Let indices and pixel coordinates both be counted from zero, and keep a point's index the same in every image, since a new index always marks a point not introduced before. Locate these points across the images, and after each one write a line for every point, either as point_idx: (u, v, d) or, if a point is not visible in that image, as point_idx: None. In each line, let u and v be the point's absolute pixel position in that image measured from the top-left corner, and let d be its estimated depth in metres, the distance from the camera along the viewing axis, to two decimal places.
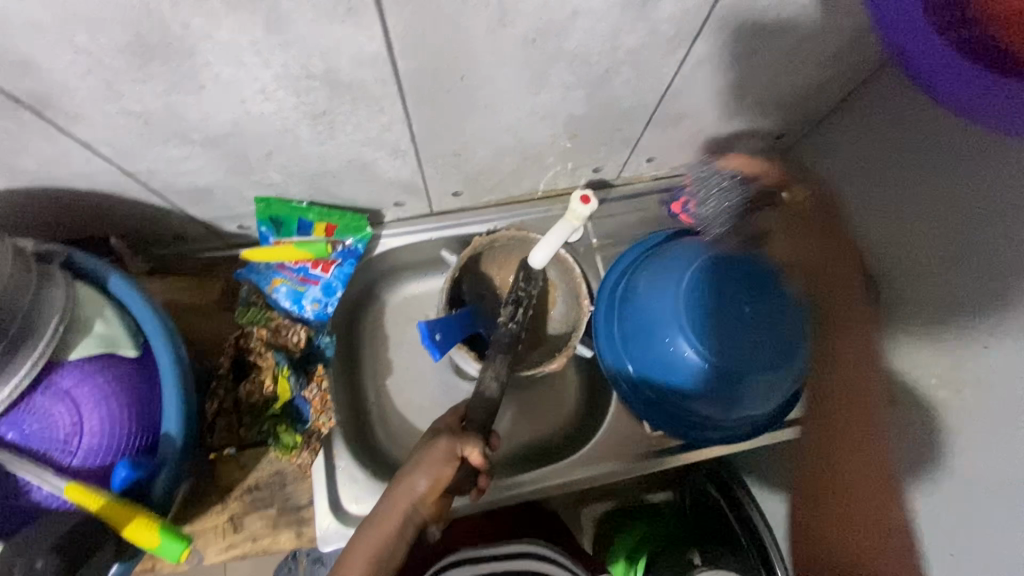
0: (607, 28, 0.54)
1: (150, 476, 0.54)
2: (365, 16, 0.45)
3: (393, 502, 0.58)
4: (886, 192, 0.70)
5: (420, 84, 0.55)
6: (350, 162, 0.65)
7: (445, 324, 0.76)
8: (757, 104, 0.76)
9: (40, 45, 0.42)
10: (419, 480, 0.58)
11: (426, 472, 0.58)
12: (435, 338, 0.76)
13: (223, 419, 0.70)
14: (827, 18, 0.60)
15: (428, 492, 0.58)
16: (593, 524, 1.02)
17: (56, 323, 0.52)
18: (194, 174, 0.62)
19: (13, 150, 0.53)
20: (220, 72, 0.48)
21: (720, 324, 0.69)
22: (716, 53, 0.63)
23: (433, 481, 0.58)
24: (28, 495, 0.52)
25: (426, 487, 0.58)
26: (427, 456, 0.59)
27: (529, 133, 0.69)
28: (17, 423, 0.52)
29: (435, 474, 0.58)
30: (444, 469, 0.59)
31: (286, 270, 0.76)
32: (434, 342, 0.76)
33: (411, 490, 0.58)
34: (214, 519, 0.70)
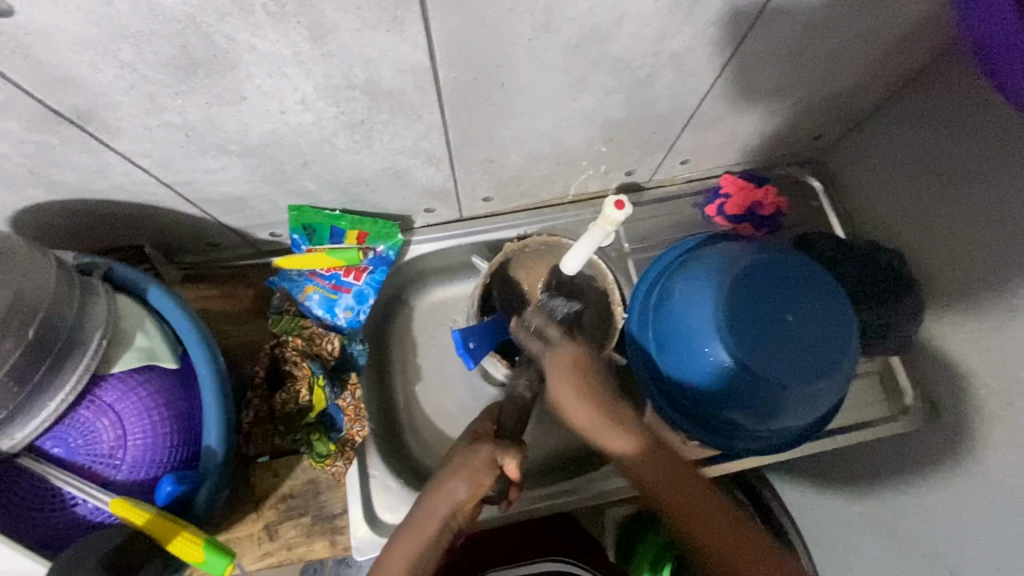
0: (652, 32, 0.53)
1: (194, 489, 0.55)
2: (410, 25, 0.44)
3: (435, 498, 0.56)
4: (941, 193, 0.70)
5: (460, 92, 0.54)
6: (384, 169, 0.65)
7: (478, 331, 0.75)
8: (797, 106, 0.73)
9: (86, 61, 0.42)
10: (459, 488, 0.56)
11: (468, 480, 0.56)
12: (469, 346, 0.75)
13: (258, 429, 0.69)
14: (879, 16, 0.58)
15: (466, 501, 0.56)
16: (615, 526, 0.89)
17: (99, 335, 0.52)
18: (230, 185, 0.62)
19: (54, 164, 0.53)
20: (261, 84, 0.47)
21: (758, 332, 0.69)
22: (762, 54, 0.60)
23: (472, 489, 0.56)
24: (72, 509, 0.53)
25: (465, 496, 0.56)
26: (467, 463, 0.57)
27: (565, 138, 0.68)
28: (62, 437, 0.53)
29: (475, 483, 0.56)
30: (483, 479, 0.56)
31: (318, 278, 0.76)
32: (468, 350, 0.75)
33: (450, 497, 0.56)
34: (250, 527, 0.70)
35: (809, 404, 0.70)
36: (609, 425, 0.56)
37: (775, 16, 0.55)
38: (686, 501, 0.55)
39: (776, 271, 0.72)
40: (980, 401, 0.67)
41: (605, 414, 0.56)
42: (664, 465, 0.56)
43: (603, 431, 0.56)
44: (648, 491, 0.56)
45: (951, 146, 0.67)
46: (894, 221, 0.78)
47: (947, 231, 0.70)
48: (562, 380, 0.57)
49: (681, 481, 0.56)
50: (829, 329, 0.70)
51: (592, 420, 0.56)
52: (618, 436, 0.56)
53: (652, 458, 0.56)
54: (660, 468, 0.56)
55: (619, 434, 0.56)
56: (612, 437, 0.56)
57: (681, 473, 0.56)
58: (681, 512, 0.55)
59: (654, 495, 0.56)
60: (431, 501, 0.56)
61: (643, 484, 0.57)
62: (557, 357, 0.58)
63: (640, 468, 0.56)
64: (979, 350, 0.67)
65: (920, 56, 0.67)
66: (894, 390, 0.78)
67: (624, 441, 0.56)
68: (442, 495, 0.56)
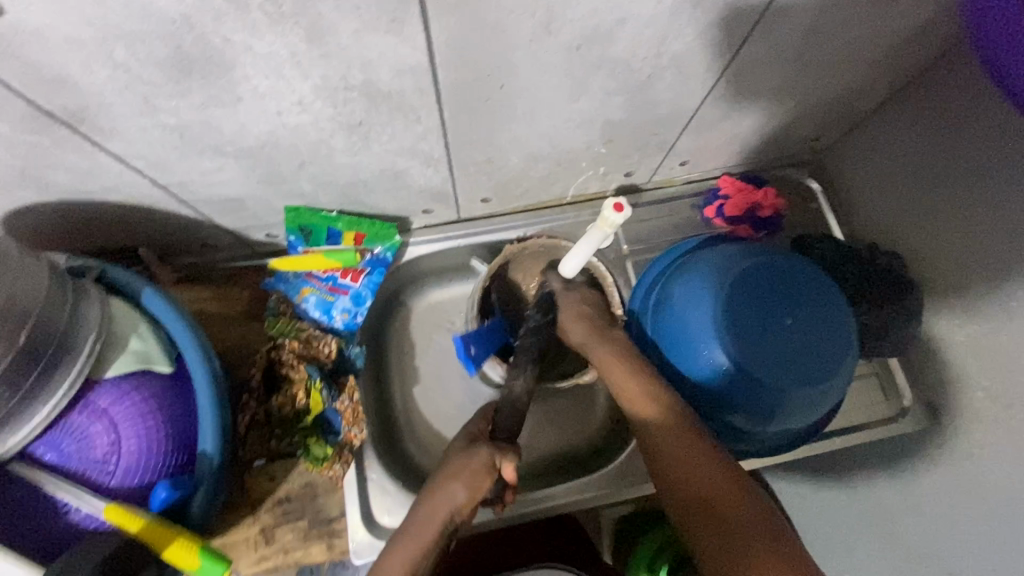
0: (655, 34, 0.52)
1: (189, 495, 0.54)
2: (410, 26, 0.43)
3: (434, 500, 0.55)
4: (941, 196, 0.69)
5: (460, 93, 0.53)
6: (382, 171, 0.64)
7: (477, 336, 0.76)
8: (797, 107, 0.73)
9: (78, 61, 0.41)
10: (459, 492, 0.55)
11: (467, 483, 0.55)
12: (469, 351, 0.75)
13: (254, 433, 0.70)
14: (880, 19, 0.58)
15: (465, 507, 0.55)
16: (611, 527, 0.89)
17: (93, 340, 0.52)
18: (226, 186, 0.61)
19: (47, 165, 0.53)
20: (258, 84, 0.46)
21: (758, 334, 0.69)
22: (763, 56, 0.60)
23: (472, 493, 0.55)
24: (65, 517, 0.52)
25: (465, 501, 0.55)
26: (467, 466, 0.57)
27: (564, 140, 0.67)
28: (54, 443, 0.52)
29: (475, 487, 0.56)
30: (482, 482, 0.56)
31: (315, 279, 0.75)
32: (470, 356, 0.76)
33: (449, 500, 0.55)
34: (246, 531, 0.69)
35: (806, 408, 0.70)
36: (605, 350, 0.64)
37: (776, 18, 0.54)
38: (683, 442, 0.57)
39: (775, 275, 0.71)
40: (977, 404, 0.67)
41: (597, 338, 0.67)
42: (665, 408, 0.59)
43: (593, 352, 0.66)
44: (648, 433, 0.59)
45: (951, 149, 0.67)
46: (893, 223, 0.78)
47: (947, 235, 0.70)
48: (565, 309, 0.70)
49: (678, 423, 0.58)
50: (828, 332, 0.70)
51: (584, 337, 0.67)
52: (612, 365, 0.63)
53: (651, 396, 0.60)
54: (657, 407, 0.59)
55: (615, 364, 0.63)
56: (610, 368, 0.63)
57: (682, 416, 0.58)
58: (676, 452, 0.56)
59: (652, 435, 0.59)
60: (430, 502, 0.55)
61: (643, 428, 0.60)
62: (568, 293, 0.71)
63: (640, 407, 0.60)
64: (978, 353, 0.67)
65: (920, 58, 0.67)
66: (892, 393, 0.79)
67: (622, 373, 0.62)
68: (441, 494, 0.55)
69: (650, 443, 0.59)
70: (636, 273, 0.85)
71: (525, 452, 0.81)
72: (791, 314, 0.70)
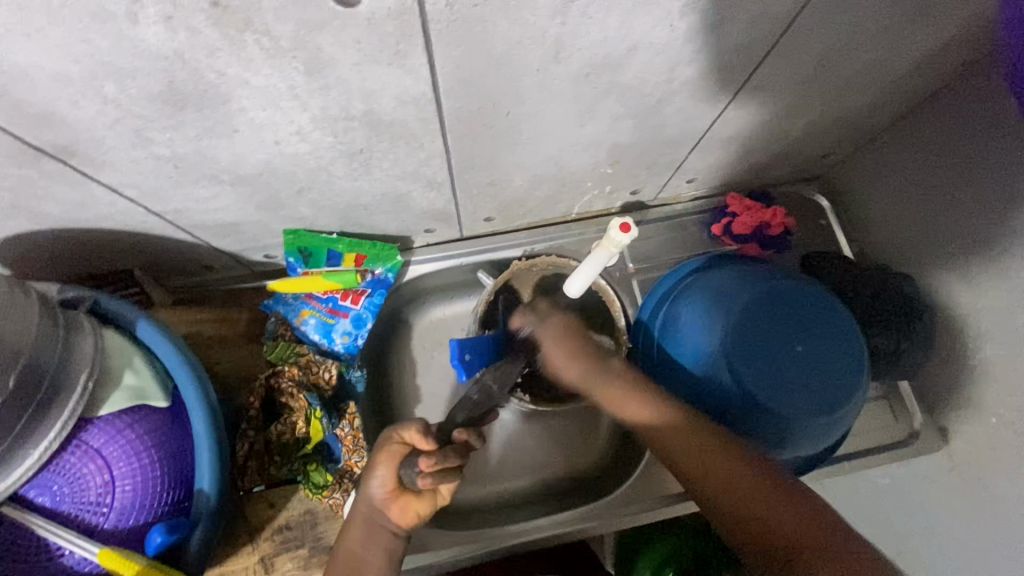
0: (666, 61, 0.51)
1: (186, 536, 0.53)
2: (413, 58, 0.42)
3: (354, 528, 0.57)
4: (959, 218, 0.67)
5: (463, 120, 0.51)
6: (384, 195, 0.62)
7: (474, 342, 0.71)
8: (809, 126, 0.71)
9: (66, 97, 0.39)
10: (374, 477, 0.55)
11: (370, 467, 0.55)
12: (464, 357, 0.70)
13: (253, 462, 0.67)
14: (893, 43, 0.56)
15: (383, 490, 0.54)
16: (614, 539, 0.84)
17: (85, 378, 0.50)
18: (223, 212, 0.59)
19: (37, 196, 0.51)
20: (255, 116, 0.45)
21: (767, 361, 0.67)
22: (776, 79, 0.58)
23: (387, 477, 0.54)
24: (59, 560, 0.51)
25: (381, 484, 0.54)
26: (376, 452, 0.56)
27: (571, 161, 0.65)
28: (45, 486, 0.51)
29: (388, 469, 0.54)
30: (394, 465, 0.54)
31: (314, 301, 0.74)
32: (464, 361, 0.70)
33: (370, 489, 0.55)
34: (245, 560, 0.67)
35: (815, 437, 0.68)
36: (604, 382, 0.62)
37: (792, 43, 0.53)
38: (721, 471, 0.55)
39: (782, 298, 0.70)
40: (992, 431, 0.66)
41: (596, 376, 0.62)
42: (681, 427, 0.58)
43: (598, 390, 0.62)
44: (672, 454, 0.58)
45: (965, 172, 0.66)
46: (904, 242, 0.76)
47: (960, 258, 0.68)
48: (556, 349, 0.64)
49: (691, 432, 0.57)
50: (838, 359, 0.68)
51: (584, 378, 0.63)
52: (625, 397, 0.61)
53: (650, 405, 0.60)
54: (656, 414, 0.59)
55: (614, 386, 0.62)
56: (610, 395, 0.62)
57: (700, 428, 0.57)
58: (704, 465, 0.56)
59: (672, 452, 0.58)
60: (351, 530, 0.57)
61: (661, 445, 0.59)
62: (549, 330, 0.65)
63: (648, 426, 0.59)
64: (991, 380, 0.66)
65: (936, 78, 0.65)
66: (902, 413, 0.77)
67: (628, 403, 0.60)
68: (361, 521, 0.57)
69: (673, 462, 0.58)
70: (642, 292, 0.82)
71: (528, 474, 0.80)
72: (801, 340, 0.68)
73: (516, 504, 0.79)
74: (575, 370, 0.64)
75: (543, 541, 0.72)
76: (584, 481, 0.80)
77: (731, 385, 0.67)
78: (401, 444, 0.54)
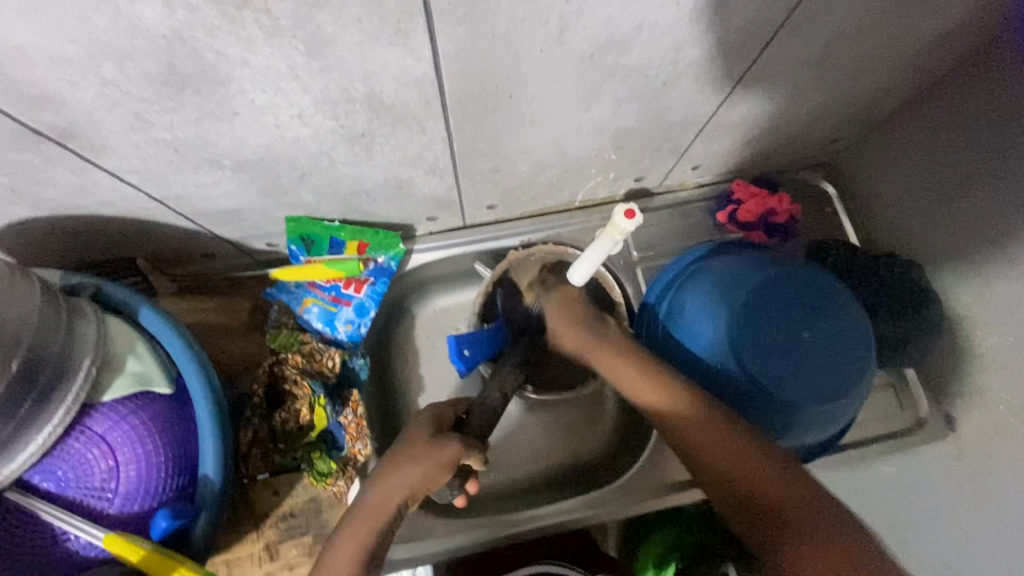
0: (672, 42, 0.50)
1: (191, 522, 0.53)
2: (414, 38, 0.41)
3: (366, 522, 0.52)
4: (967, 203, 0.67)
5: (465, 103, 0.51)
6: (386, 181, 0.62)
7: (475, 339, 0.73)
8: (816, 111, 0.70)
9: (64, 79, 0.39)
10: (415, 475, 0.53)
11: (423, 472, 0.53)
12: (464, 353, 0.72)
13: (257, 449, 0.68)
14: (903, 24, 0.55)
15: (421, 493, 0.54)
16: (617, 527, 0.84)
17: (89, 363, 0.50)
18: (224, 198, 0.59)
19: (38, 182, 0.51)
20: (255, 99, 0.44)
21: (775, 350, 0.67)
22: (784, 61, 0.57)
23: (430, 480, 0.54)
24: (65, 544, 0.52)
25: (420, 485, 0.54)
26: (428, 453, 0.54)
27: (574, 147, 0.65)
28: (50, 471, 0.51)
29: (435, 475, 0.54)
30: (445, 475, 0.54)
31: (317, 289, 0.73)
32: (463, 357, 0.72)
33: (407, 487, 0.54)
34: (250, 547, 0.67)
35: (820, 424, 0.68)
36: (605, 353, 0.63)
37: (800, 23, 0.52)
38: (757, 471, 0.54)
39: (790, 286, 0.69)
40: (999, 418, 0.65)
41: (596, 346, 0.64)
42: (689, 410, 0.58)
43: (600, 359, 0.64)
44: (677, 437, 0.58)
45: (976, 156, 0.64)
46: (911, 228, 0.75)
47: (969, 244, 0.67)
48: (558, 316, 0.68)
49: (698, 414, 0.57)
50: (846, 347, 0.68)
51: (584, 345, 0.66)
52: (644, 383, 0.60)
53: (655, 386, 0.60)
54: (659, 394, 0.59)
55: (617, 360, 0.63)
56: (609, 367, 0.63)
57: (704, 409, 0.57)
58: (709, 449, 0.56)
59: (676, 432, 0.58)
60: (359, 525, 0.52)
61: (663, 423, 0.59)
62: (553, 298, 0.69)
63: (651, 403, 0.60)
64: (1000, 368, 0.65)
65: (947, 60, 0.64)
66: (908, 401, 0.76)
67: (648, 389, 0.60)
68: (374, 514, 0.53)
69: (678, 444, 0.58)
70: (646, 280, 0.82)
71: (532, 462, 0.80)
72: (809, 327, 0.67)
73: (521, 492, 0.79)
74: (575, 336, 0.66)
75: (546, 529, 0.72)
76: (587, 469, 0.80)
77: (737, 374, 0.66)
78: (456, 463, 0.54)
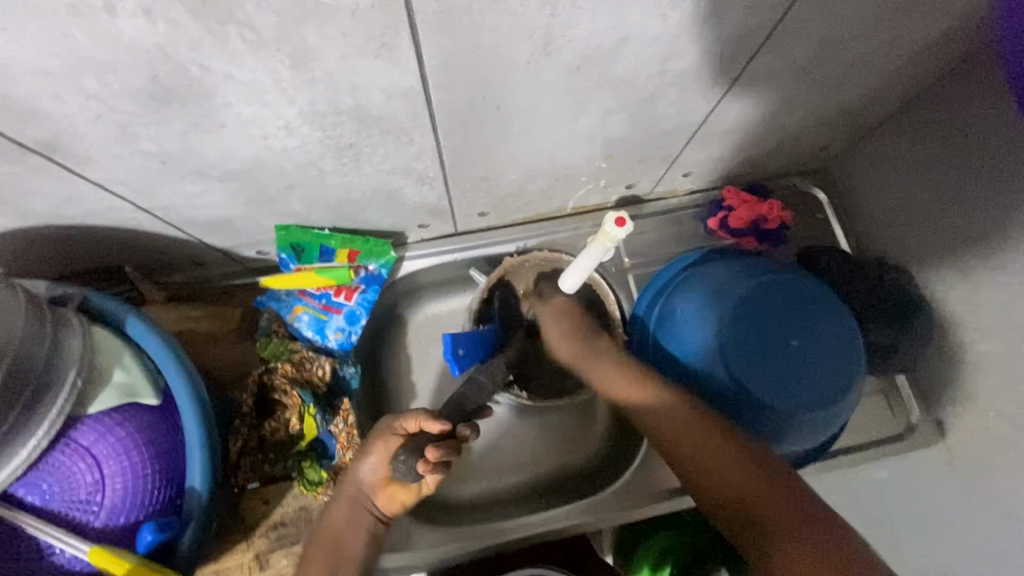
0: (659, 52, 0.50)
1: (177, 534, 0.53)
2: (400, 51, 0.41)
3: (339, 506, 0.57)
4: (955, 211, 0.67)
5: (452, 113, 0.51)
6: (375, 190, 0.62)
7: (469, 339, 0.73)
8: (805, 119, 0.70)
9: (47, 92, 0.39)
10: (367, 462, 0.57)
11: (367, 454, 0.57)
12: (458, 352, 0.72)
13: (246, 459, 0.67)
14: (889, 34, 0.56)
15: (375, 477, 0.56)
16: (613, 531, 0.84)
17: (74, 375, 0.50)
18: (213, 208, 0.59)
19: (23, 193, 0.50)
20: (241, 111, 0.44)
21: (764, 358, 0.67)
22: (771, 71, 0.58)
23: (380, 465, 0.56)
24: (50, 558, 0.51)
25: (373, 471, 0.56)
26: (371, 440, 0.57)
27: (564, 155, 0.65)
28: (35, 485, 0.51)
29: (381, 457, 0.56)
30: (386, 451, 0.56)
31: (308, 298, 0.73)
32: (455, 355, 0.72)
33: (359, 473, 0.57)
34: (240, 557, 0.67)
35: (810, 432, 0.68)
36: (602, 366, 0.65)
37: (787, 34, 0.52)
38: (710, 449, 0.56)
39: (780, 293, 0.69)
40: (989, 425, 0.65)
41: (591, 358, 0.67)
42: (689, 421, 0.58)
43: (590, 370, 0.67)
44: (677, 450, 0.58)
45: (963, 164, 0.65)
46: (901, 235, 0.76)
47: (957, 252, 0.68)
48: (554, 326, 0.69)
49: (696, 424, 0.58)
50: (835, 355, 0.68)
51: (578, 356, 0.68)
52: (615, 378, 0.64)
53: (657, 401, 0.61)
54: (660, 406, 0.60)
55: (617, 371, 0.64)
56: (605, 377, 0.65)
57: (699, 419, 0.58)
58: (708, 458, 0.56)
59: (675, 445, 0.58)
60: (336, 506, 0.58)
61: (660, 433, 0.60)
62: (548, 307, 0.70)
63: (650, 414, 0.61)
64: (989, 374, 0.65)
65: (935, 69, 0.64)
66: (899, 407, 0.76)
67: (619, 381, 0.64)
68: (346, 499, 0.57)
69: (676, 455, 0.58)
70: (638, 287, 0.82)
71: (523, 469, 0.80)
72: (798, 335, 0.68)
73: (514, 500, 0.79)
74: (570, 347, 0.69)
75: (537, 537, 0.72)
76: (580, 476, 0.80)
77: (726, 382, 0.66)
78: (403, 434, 0.56)
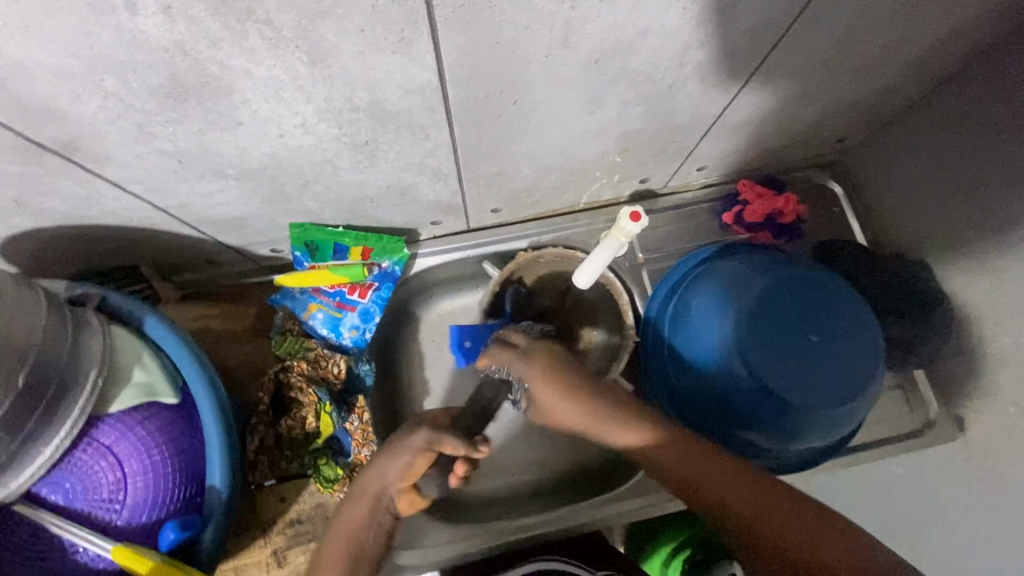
0: (678, 45, 0.49)
1: (198, 532, 0.54)
2: (417, 46, 0.41)
3: (358, 508, 0.57)
4: (976, 203, 0.66)
5: (469, 109, 0.50)
6: (390, 187, 0.61)
7: (477, 331, 0.72)
8: (824, 111, 0.69)
9: (67, 92, 0.39)
10: (400, 464, 0.57)
11: (394, 458, 0.58)
12: (464, 344, 0.72)
13: (264, 457, 0.67)
14: (911, 24, 0.55)
15: (402, 477, 0.58)
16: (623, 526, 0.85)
17: (95, 374, 0.50)
18: (228, 206, 0.59)
19: (41, 193, 0.50)
20: (258, 109, 0.44)
21: (782, 353, 0.66)
22: (790, 64, 0.57)
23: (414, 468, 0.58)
24: (73, 557, 0.52)
25: (405, 472, 0.58)
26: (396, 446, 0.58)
27: (580, 150, 0.64)
28: (58, 483, 0.51)
29: (417, 462, 0.58)
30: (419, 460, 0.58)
31: (321, 295, 0.73)
32: (464, 347, 0.72)
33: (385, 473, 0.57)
34: (258, 554, 0.67)
35: (830, 427, 0.67)
36: (611, 421, 0.57)
37: (807, 25, 0.51)
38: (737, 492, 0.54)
39: (794, 289, 0.68)
40: (1010, 421, 0.64)
41: (600, 414, 0.57)
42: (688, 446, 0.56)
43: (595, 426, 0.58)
44: (697, 489, 0.55)
45: (984, 155, 0.64)
46: (920, 228, 0.74)
47: (978, 245, 0.67)
48: (548, 388, 0.59)
49: (711, 458, 0.55)
50: (853, 350, 0.67)
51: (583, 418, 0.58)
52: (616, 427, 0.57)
53: (675, 440, 0.57)
54: (679, 446, 0.56)
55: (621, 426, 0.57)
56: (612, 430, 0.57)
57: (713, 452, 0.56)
58: (728, 492, 0.54)
59: (694, 484, 0.55)
60: (354, 509, 0.57)
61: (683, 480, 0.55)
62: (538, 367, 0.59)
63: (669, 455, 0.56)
64: (1010, 369, 0.64)
65: (957, 58, 0.63)
66: (918, 403, 0.75)
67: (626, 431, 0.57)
68: (367, 500, 0.57)
69: (696, 496, 0.55)
70: (652, 282, 0.81)
71: (537, 465, 0.80)
72: (816, 329, 0.67)
73: (527, 496, 0.79)
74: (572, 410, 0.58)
75: (553, 533, 0.72)
76: (594, 472, 0.80)
77: (745, 376, 0.66)
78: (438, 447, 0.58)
